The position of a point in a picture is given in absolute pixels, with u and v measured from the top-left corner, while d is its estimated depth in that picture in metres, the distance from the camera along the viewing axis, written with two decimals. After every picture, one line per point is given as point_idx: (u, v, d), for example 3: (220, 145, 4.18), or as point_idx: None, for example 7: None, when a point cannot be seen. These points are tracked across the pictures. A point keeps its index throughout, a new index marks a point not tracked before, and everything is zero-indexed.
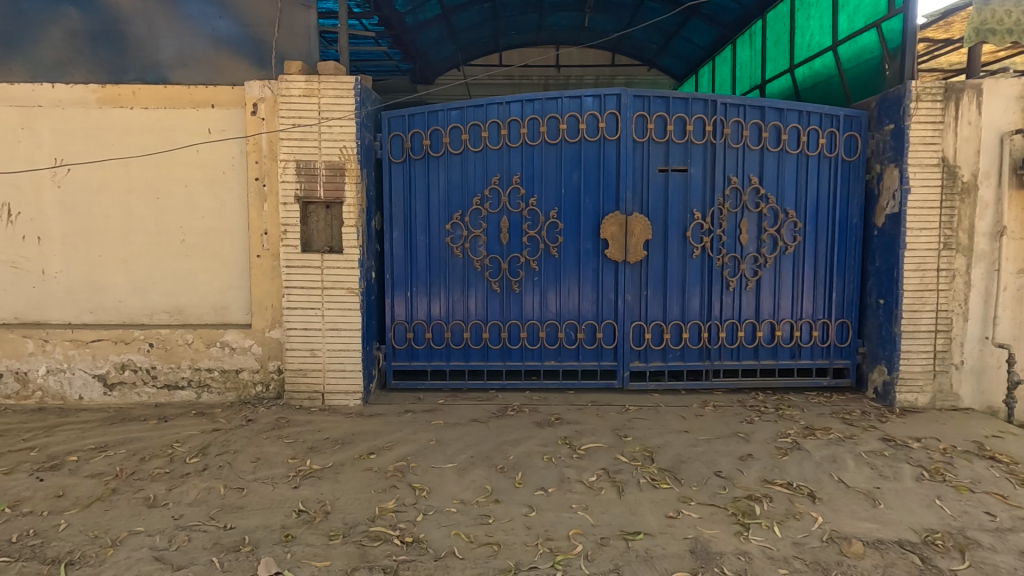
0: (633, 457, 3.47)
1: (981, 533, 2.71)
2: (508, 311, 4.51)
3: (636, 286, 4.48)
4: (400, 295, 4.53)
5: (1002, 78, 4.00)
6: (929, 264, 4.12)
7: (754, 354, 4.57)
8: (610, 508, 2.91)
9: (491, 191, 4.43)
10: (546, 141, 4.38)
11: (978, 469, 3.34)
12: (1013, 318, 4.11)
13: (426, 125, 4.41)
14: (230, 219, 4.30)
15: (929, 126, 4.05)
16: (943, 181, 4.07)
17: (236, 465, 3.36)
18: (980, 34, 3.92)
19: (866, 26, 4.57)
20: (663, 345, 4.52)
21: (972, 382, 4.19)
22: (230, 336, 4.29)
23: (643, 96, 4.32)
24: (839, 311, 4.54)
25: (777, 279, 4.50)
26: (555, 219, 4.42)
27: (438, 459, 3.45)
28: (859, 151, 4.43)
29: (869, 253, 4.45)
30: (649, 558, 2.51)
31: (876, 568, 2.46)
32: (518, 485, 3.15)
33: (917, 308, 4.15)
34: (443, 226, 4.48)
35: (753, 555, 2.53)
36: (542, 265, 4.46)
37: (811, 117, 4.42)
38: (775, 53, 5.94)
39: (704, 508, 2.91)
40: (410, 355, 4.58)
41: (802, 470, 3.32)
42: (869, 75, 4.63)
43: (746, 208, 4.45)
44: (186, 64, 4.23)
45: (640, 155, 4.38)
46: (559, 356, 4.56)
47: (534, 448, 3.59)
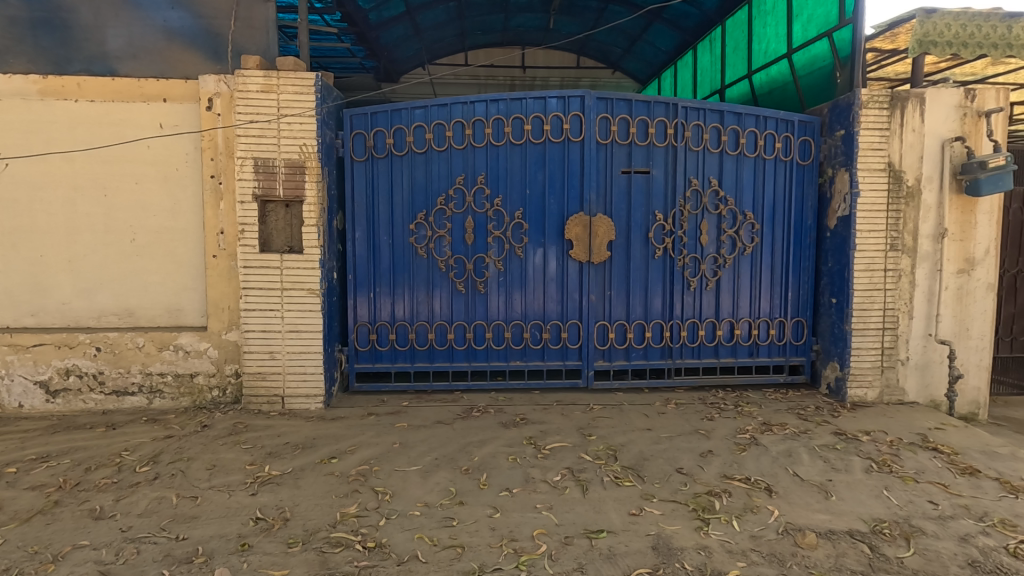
0: (597, 455, 3.51)
1: (926, 521, 2.84)
2: (473, 311, 4.49)
3: (600, 287, 4.52)
4: (362, 295, 4.46)
5: (944, 88, 4.21)
6: (877, 264, 4.30)
7: (714, 352, 4.68)
8: (574, 507, 2.93)
9: (455, 191, 4.41)
10: (511, 141, 4.38)
11: (922, 460, 3.50)
12: (954, 316, 4.33)
13: (389, 124, 4.35)
14: (185, 218, 4.14)
15: (876, 132, 4.23)
16: (889, 185, 4.26)
17: (190, 473, 3.23)
18: (923, 45, 4.09)
19: (818, 35, 4.74)
20: (627, 345, 4.59)
21: (917, 377, 4.39)
22: (184, 338, 4.13)
23: (606, 98, 4.37)
24: (794, 310, 4.69)
25: (736, 279, 4.62)
26: (520, 219, 4.42)
27: (402, 462, 3.40)
28: (813, 156, 4.59)
29: (823, 253, 4.61)
30: (612, 556, 2.53)
31: (828, 558, 2.55)
32: (482, 486, 3.14)
33: (866, 307, 4.32)
34: (407, 226, 4.43)
35: (713, 549, 2.58)
36: (508, 266, 4.46)
37: (767, 121, 4.55)
38: (734, 59, 6.11)
39: (665, 505, 2.96)
40: (373, 356, 4.51)
41: (759, 464, 3.41)
42: (822, 82, 4.81)
43: (706, 209, 4.55)
44: (136, 55, 4.06)
45: (603, 156, 4.43)
46: (525, 356, 4.56)
47: (500, 448, 3.59)
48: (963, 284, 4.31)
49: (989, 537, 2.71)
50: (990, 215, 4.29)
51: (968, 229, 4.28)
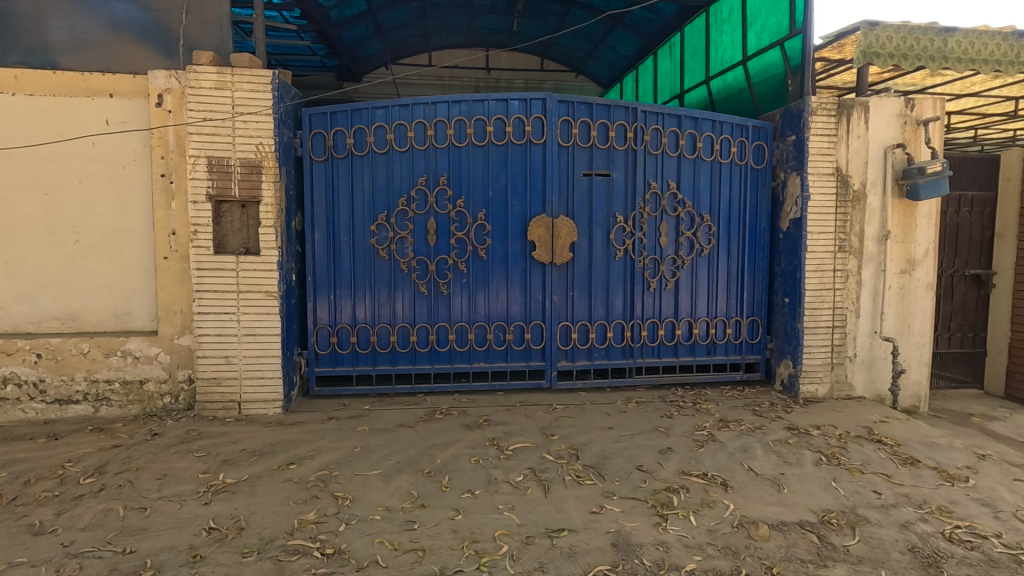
0: (559, 455, 3.54)
1: (870, 510, 2.97)
2: (436, 313, 4.47)
3: (562, 288, 4.57)
4: (323, 297, 4.38)
5: (886, 97, 4.42)
6: (827, 265, 4.47)
7: (674, 351, 4.78)
8: (536, 507, 2.95)
9: (417, 192, 4.38)
10: (473, 142, 4.38)
11: (868, 451, 3.67)
12: (897, 314, 4.54)
13: (349, 123, 4.30)
14: (133, 218, 3.99)
15: (825, 138, 4.41)
16: (837, 189, 4.44)
17: (139, 484, 3.11)
18: (867, 56, 4.31)
19: (771, 44, 4.92)
20: (589, 345, 4.64)
21: (864, 372, 4.59)
22: (133, 344, 3.98)
23: (568, 101, 4.42)
24: (749, 309, 4.84)
25: (694, 279, 4.73)
26: (482, 221, 4.42)
27: (363, 466, 3.36)
28: (766, 160, 4.75)
29: (776, 254, 4.77)
30: (573, 554, 2.56)
31: (779, 549, 2.64)
32: (444, 488, 3.12)
33: (817, 305, 4.49)
34: (369, 227, 4.38)
35: (670, 544, 2.64)
36: (471, 267, 4.45)
37: (723, 126, 4.68)
38: (692, 65, 6.26)
39: (625, 502, 3.01)
40: (334, 360, 4.44)
41: (716, 460, 3.50)
42: (775, 89, 4.97)
43: (665, 212, 4.65)
44: (80, 48, 3.89)
45: (565, 159, 4.48)
46: (489, 358, 4.55)
47: (463, 450, 3.58)
48: (905, 283, 4.53)
49: (927, 523, 2.86)
50: (928, 218, 4.52)
51: (909, 231, 4.50)
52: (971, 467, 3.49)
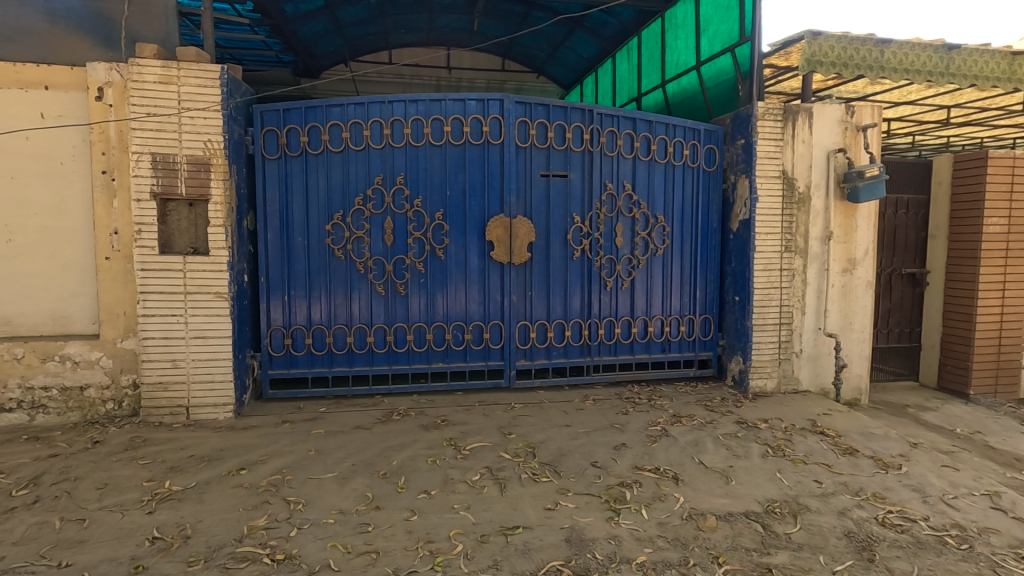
0: (516, 453, 3.57)
1: (811, 499, 3.11)
2: (393, 313, 4.43)
3: (520, 287, 4.60)
4: (276, 298, 4.30)
5: (828, 104, 4.63)
6: (774, 264, 4.65)
7: (630, 349, 4.88)
8: (492, 505, 2.97)
9: (374, 191, 4.33)
10: (431, 142, 4.37)
11: (811, 443, 3.83)
12: (839, 311, 4.76)
13: (303, 121, 4.23)
14: (72, 217, 3.81)
15: (772, 142, 4.58)
16: (783, 191, 4.62)
17: (77, 494, 2.98)
18: (810, 64, 4.49)
19: (723, 50, 5.07)
20: (548, 344, 4.69)
21: (809, 367, 4.79)
22: (72, 348, 3.80)
23: (525, 102, 4.45)
24: (702, 308, 4.98)
25: (649, 278, 4.84)
26: (440, 221, 4.41)
27: (317, 470, 3.30)
28: (717, 163, 4.90)
29: (727, 254, 4.93)
30: (527, 551, 2.59)
31: (725, 538, 2.74)
32: (400, 490, 3.11)
33: (765, 304, 4.66)
34: (324, 226, 4.31)
35: (622, 538, 2.70)
36: (429, 267, 4.44)
37: (676, 129, 4.81)
38: (649, 69, 6.40)
39: (580, 498, 3.07)
40: (289, 362, 4.35)
41: (669, 455, 3.60)
42: (727, 94, 5.13)
43: (620, 213, 4.74)
44: (12, 37, 3.69)
45: (522, 160, 4.51)
46: (447, 358, 4.55)
47: (420, 451, 3.57)
48: (846, 282, 4.75)
49: (863, 510, 3.02)
50: (868, 220, 4.75)
51: (850, 232, 4.72)
52: (904, 456, 3.70)
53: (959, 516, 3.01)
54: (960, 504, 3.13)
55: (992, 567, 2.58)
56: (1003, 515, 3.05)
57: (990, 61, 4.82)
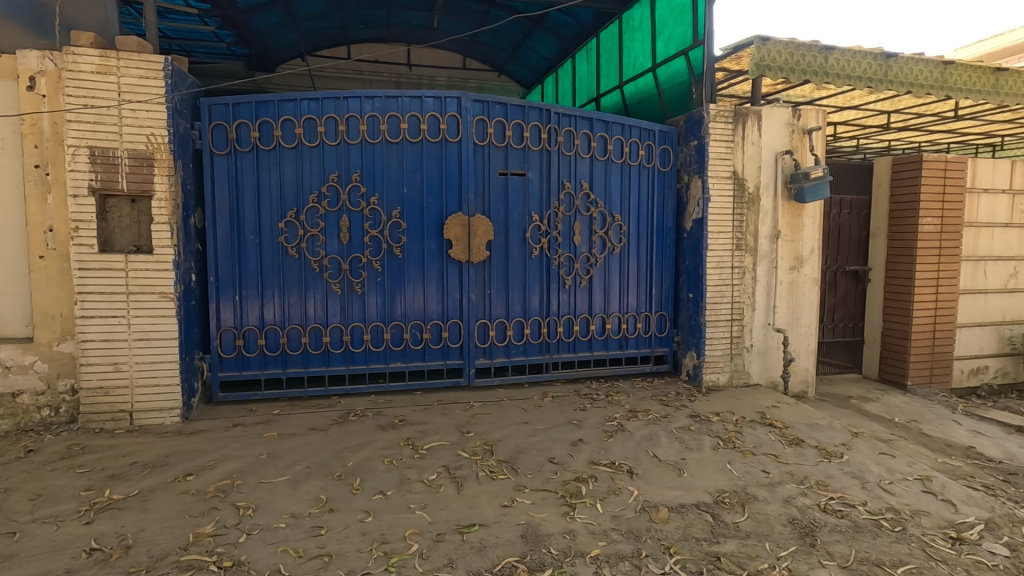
0: (474, 452, 3.57)
1: (759, 488, 3.22)
2: (349, 312, 4.36)
3: (479, 286, 4.59)
4: (227, 298, 4.17)
5: (775, 107, 4.79)
6: (726, 262, 4.79)
7: (588, 346, 4.94)
8: (448, 504, 2.96)
9: (328, 189, 4.25)
10: (387, 139, 4.31)
11: (760, 434, 3.97)
12: (787, 307, 4.95)
13: (253, 116, 4.12)
14: (3, 214, 3.61)
15: (723, 143, 4.71)
16: (734, 191, 4.76)
17: (8, 506, 2.82)
18: (759, 68, 4.64)
19: (677, 53, 5.18)
20: (507, 342, 4.70)
21: (759, 361, 4.96)
22: (3, 352, 3.60)
23: (482, 100, 4.45)
24: (658, 305, 5.09)
25: (607, 276, 4.92)
26: (397, 219, 4.36)
27: (269, 473, 3.22)
28: (671, 163, 5.02)
29: (681, 253, 5.05)
30: (482, 548, 2.59)
31: (677, 529, 2.81)
32: (355, 491, 3.06)
33: (717, 300, 4.80)
34: (276, 224, 4.21)
35: (577, 532, 2.74)
36: (386, 266, 4.38)
37: (632, 130, 4.90)
38: (607, 70, 6.48)
39: (536, 494, 3.09)
40: (240, 364, 4.22)
41: (624, 449, 3.66)
42: (681, 96, 5.26)
43: (578, 211, 4.80)
44: None
45: (480, 158, 4.51)
46: (406, 357, 4.50)
47: (376, 451, 3.52)
48: (794, 279, 4.94)
49: (806, 497, 3.15)
50: (813, 219, 4.95)
51: (797, 231, 4.91)
52: (846, 444, 3.88)
53: (894, 500, 3.18)
54: (895, 488, 3.31)
55: (922, 547, 2.74)
56: (934, 498, 3.24)
57: (924, 69, 5.09)
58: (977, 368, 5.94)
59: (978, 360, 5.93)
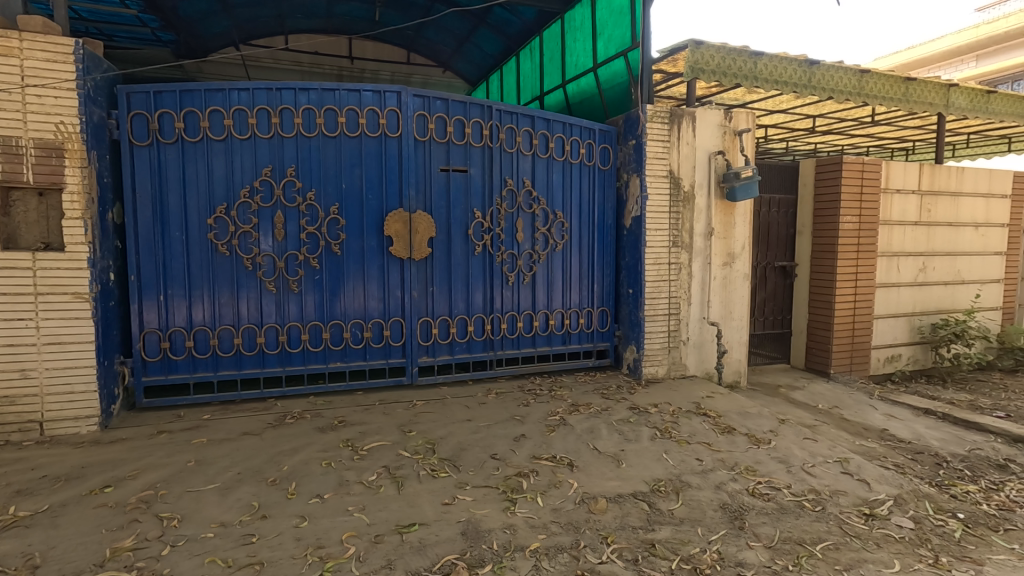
0: (416, 451, 3.53)
1: (693, 476, 3.35)
2: (285, 312, 4.21)
3: (421, 283, 4.55)
4: (151, 298, 3.94)
5: (708, 109, 4.98)
6: (664, 258, 4.94)
7: (532, 342, 4.98)
8: (388, 505, 2.92)
9: (261, 183, 4.08)
10: (324, 133, 4.19)
11: (695, 424, 4.12)
12: (721, 301, 5.16)
13: (177, 105, 3.91)
14: None
15: (660, 143, 4.85)
16: (670, 190, 4.92)
17: None
18: (694, 71, 4.80)
19: (617, 54, 5.29)
20: (450, 339, 4.68)
21: (695, 354, 5.15)
22: None
23: (423, 95, 4.40)
24: (599, 300, 5.19)
25: (550, 273, 4.97)
26: (335, 215, 4.24)
27: (197, 482, 3.07)
28: (611, 162, 5.12)
29: (621, 249, 5.16)
30: (422, 547, 2.57)
31: (614, 519, 2.88)
32: (290, 496, 2.96)
33: (656, 296, 4.94)
34: (205, 220, 4.01)
35: (517, 526, 2.76)
36: (324, 263, 4.25)
37: (573, 128, 4.97)
38: (550, 69, 6.55)
39: (477, 491, 3.09)
40: (166, 367, 4.00)
41: (565, 443, 3.72)
42: (621, 96, 5.37)
43: (520, 208, 4.83)
44: None
45: (421, 154, 4.45)
46: (346, 357, 4.40)
47: (314, 454, 3.42)
48: (727, 274, 5.16)
49: (736, 482, 3.30)
50: (744, 217, 5.17)
51: (729, 228, 5.12)
52: (773, 431, 4.09)
53: (815, 482, 3.38)
54: (816, 471, 3.52)
55: (839, 525, 2.93)
56: (851, 478, 3.46)
57: (843, 77, 5.43)
58: (892, 356, 6.39)
59: (892, 349, 6.38)
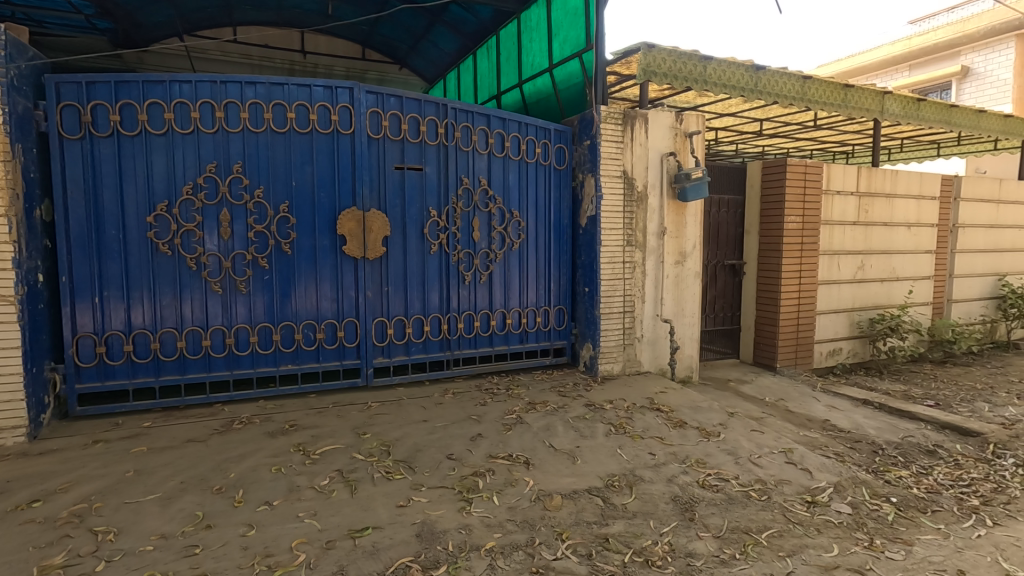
0: (370, 453, 3.47)
1: (645, 470, 3.42)
2: (232, 314, 4.06)
3: (376, 283, 4.47)
4: (84, 300, 3.73)
5: (660, 111, 5.09)
6: (618, 257, 5.03)
7: (489, 342, 4.98)
8: (341, 509, 2.86)
9: (205, 180, 3.92)
10: (272, 128, 4.06)
11: (649, 419, 4.21)
12: (673, 299, 5.29)
13: (112, 97, 3.71)
14: None
15: (614, 144, 4.93)
16: (624, 190, 5.01)
17: None
18: (646, 73, 4.90)
19: (572, 55, 5.34)
20: (406, 340, 4.62)
21: (649, 350, 5.26)
22: None
23: (376, 92, 4.32)
24: (556, 299, 5.24)
25: (506, 272, 4.97)
26: (285, 213, 4.11)
27: (135, 493, 2.92)
28: (567, 162, 5.17)
29: (577, 248, 5.22)
30: (375, 551, 2.52)
31: (569, 515, 2.91)
32: (237, 504, 2.86)
33: (611, 294, 5.02)
34: (144, 218, 3.82)
35: (473, 526, 2.75)
36: (273, 263, 4.12)
37: (529, 128, 5.00)
38: (506, 68, 6.55)
39: (433, 492, 3.06)
40: (103, 373, 3.79)
41: (522, 441, 3.73)
42: (576, 96, 5.43)
43: (476, 207, 4.81)
44: None
45: (375, 151, 4.38)
46: (298, 359, 4.28)
47: (263, 460, 3.31)
48: (679, 272, 5.29)
49: (687, 475, 3.39)
50: (695, 216, 5.32)
51: (680, 228, 5.25)
52: (722, 424, 4.22)
53: (761, 472, 3.51)
54: (763, 461, 3.65)
55: (783, 512, 3.05)
56: (795, 468, 3.61)
57: (787, 82, 5.65)
58: (833, 350, 6.70)
59: (833, 343, 6.69)
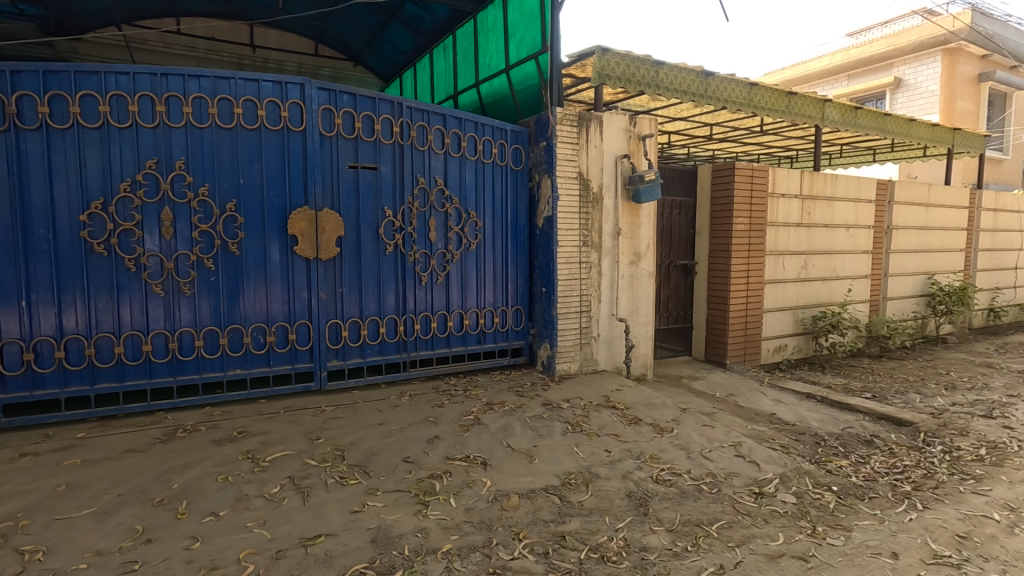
0: (323, 458, 3.38)
1: (601, 467, 3.47)
2: (175, 317, 3.89)
3: (330, 284, 4.37)
4: (10, 304, 3.49)
5: (615, 114, 5.18)
6: (574, 257, 5.08)
7: (446, 343, 4.95)
8: (292, 517, 2.77)
9: (145, 177, 3.74)
10: (217, 124, 3.90)
11: (604, 416, 4.28)
12: (628, 298, 5.39)
13: (40, 88, 3.48)
14: None
15: (569, 145, 4.99)
16: (580, 191, 5.07)
17: None
18: (601, 77, 4.98)
19: (528, 56, 5.37)
20: (361, 342, 4.53)
21: (605, 349, 5.34)
22: None
23: (328, 88, 4.23)
24: (513, 299, 5.25)
25: (463, 272, 4.95)
26: (232, 212, 3.97)
27: (68, 508, 2.75)
28: (523, 163, 5.20)
29: (534, 248, 5.25)
30: (328, 559, 2.46)
31: (526, 514, 2.91)
32: (180, 516, 2.73)
33: (568, 294, 5.07)
34: (77, 217, 3.61)
35: (429, 529, 2.72)
36: (220, 264, 3.96)
37: (485, 128, 4.99)
38: (463, 68, 6.52)
39: (389, 496, 3.01)
40: (31, 382, 3.56)
41: (479, 442, 3.72)
42: (532, 97, 5.47)
43: (433, 207, 4.77)
44: None
45: (327, 149, 4.28)
46: (247, 364, 4.13)
47: (209, 469, 3.18)
48: (633, 272, 5.40)
49: (642, 471, 3.46)
50: (649, 218, 5.44)
51: (635, 228, 5.36)
52: (675, 420, 4.33)
53: (712, 466, 3.62)
54: (713, 455, 3.77)
55: (732, 504, 3.15)
56: (743, 461, 3.74)
57: (735, 88, 5.85)
58: (780, 346, 6.98)
59: (780, 340, 6.97)
